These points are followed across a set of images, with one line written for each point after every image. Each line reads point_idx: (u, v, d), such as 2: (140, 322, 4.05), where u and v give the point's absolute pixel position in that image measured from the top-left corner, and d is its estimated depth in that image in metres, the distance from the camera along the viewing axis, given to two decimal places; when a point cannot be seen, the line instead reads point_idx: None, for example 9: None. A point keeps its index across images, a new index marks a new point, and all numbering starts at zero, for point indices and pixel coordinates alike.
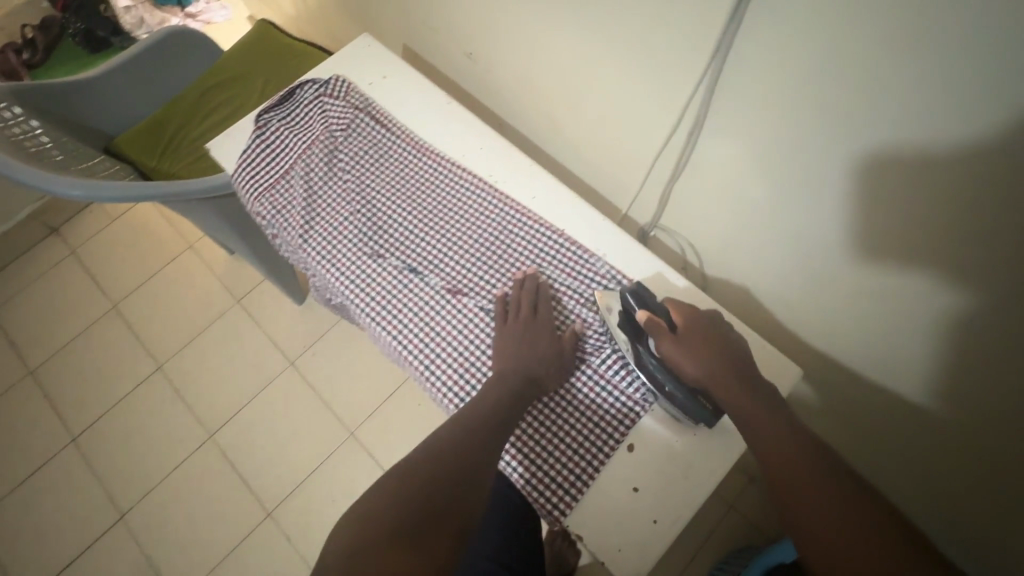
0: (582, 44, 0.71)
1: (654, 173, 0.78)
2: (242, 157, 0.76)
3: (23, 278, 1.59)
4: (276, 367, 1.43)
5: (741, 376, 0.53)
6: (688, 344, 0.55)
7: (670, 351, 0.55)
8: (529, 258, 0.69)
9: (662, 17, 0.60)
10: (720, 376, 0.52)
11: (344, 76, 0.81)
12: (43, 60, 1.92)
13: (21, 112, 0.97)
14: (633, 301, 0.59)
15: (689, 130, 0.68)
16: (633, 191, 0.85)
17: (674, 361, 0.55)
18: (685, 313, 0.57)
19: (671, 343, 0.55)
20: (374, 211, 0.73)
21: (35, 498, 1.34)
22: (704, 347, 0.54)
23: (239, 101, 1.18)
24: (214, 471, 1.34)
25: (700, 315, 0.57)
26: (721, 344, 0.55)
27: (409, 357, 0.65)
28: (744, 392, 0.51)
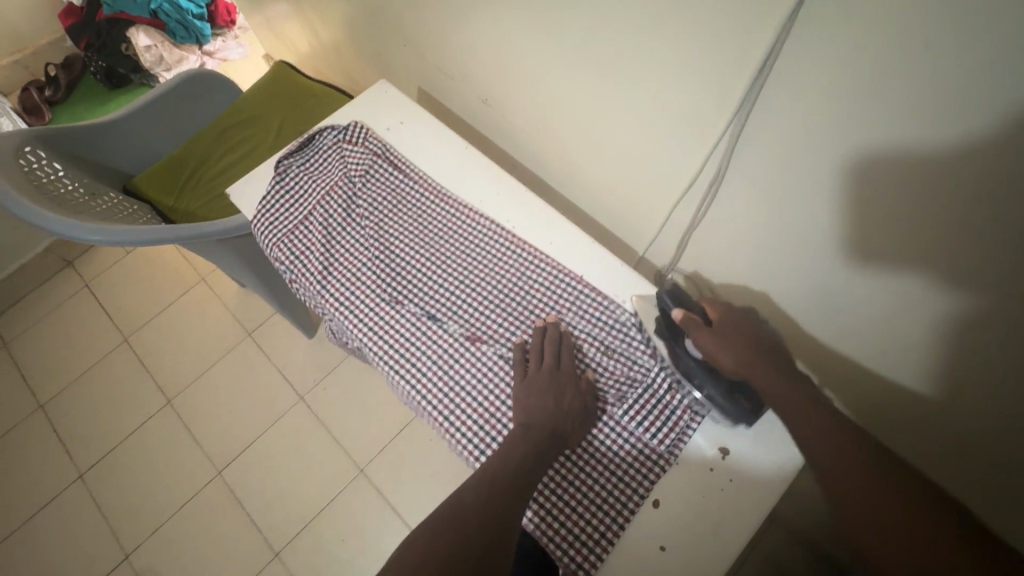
0: (599, 93, 0.73)
1: (671, 216, 0.78)
2: (262, 202, 0.77)
3: (38, 312, 1.60)
4: (285, 401, 1.43)
5: (778, 365, 0.54)
6: (725, 339, 0.56)
7: (705, 345, 0.56)
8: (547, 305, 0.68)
9: (678, 69, 0.60)
10: (754, 364, 0.54)
11: (362, 122, 0.83)
12: (64, 97, 1.99)
13: (45, 155, 0.99)
14: (669, 300, 0.61)
15: (707, 177, 0.68)
16: (649, 233, 0.85)
17: (711, 356, 0.56)
18: (722, 310, 0.59)
19: (706, 335, 0.57)
20: (390, 257, 0.73)
21: (39, 537, 1.31)
22: (738, 340, 0.56)
23: (257, 141, 1.20)
24: (222, 508, 1.32)
25: (736, 312, 0.59)
26: (757, 338, 0.56)
27: (428, 407, 0.65)
28: (781, 380, 0.53)
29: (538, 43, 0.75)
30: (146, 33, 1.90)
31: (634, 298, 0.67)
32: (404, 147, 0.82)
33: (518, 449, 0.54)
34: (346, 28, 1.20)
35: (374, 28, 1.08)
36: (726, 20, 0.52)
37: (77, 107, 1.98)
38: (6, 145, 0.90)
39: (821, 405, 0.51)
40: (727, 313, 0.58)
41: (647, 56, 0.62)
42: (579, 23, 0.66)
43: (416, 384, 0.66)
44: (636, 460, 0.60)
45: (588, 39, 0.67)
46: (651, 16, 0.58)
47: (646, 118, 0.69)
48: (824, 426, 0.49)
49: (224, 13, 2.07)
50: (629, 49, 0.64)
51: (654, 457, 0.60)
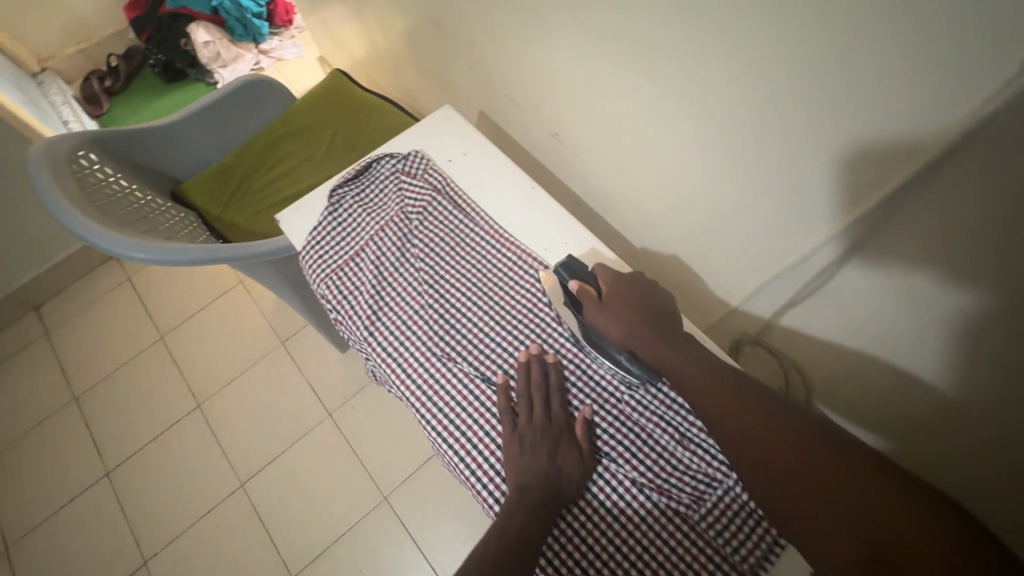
0: (690, 141, 0.65)
1: (766, 280, 0.70)
2: (312, 234, 0.72)
3: (82, 302, 1.62)
4: (313, 416, 1.39)
5: (660, 333, 0.57)
6: (614, 312, 0.58)
7: (595, 318, 0.59)
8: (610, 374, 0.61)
9: (799, 129, 0.53)
10: (639, 333, 0.57)
11: (423, 152, 0.78)
12: (123, 88, 2.03)
13: (98, 159, 0.96)
14: (566, 275, 0.63)
15: (819, 248, 0.59)
16: (733, 292, 0.77)
17: (603, 327, 0.59)
18: (613, 280, 0.61)
19: (597, 311, 0.59)
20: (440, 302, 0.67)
21: (63, 532, 1.31)
22: (625, 308, 0.58)
23: (308, 152, 1.17)
24: (243, 522, 1.29)
25: (628, 281, 0.61)
26: (642, 303, 0.59)
27: (477, 483, 0.58)
28: (663, 347, 0.56)
29: (622, 80, 0.68)
30: (205, 29, 1.90)
31: (544, 271, 0.66)
32: (469, 184, 0.76)
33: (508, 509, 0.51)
34: (407, 41, 1.15)
35: (437, 44, 1.03)
36: (870, 83, 0.44)
37: (134, 98, 2.01)
38: (61, 149, 0.88)
39: (706, 363, 0.55)
40: (616, 283, 0.60)
41: (763, 110, 0.55)
42: (679, 66, 0.59)
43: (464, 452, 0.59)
44: (667, 530, 0.53)
45: (687, 84, 0.60)
46: (773, 68, 0.50)
47: (749, 176, 0.62)
48: (766, 414, 0.49)
49: (283, 13, 2.07)
50: (738, 100, 0.56)
51: (696, 537, 0.52)
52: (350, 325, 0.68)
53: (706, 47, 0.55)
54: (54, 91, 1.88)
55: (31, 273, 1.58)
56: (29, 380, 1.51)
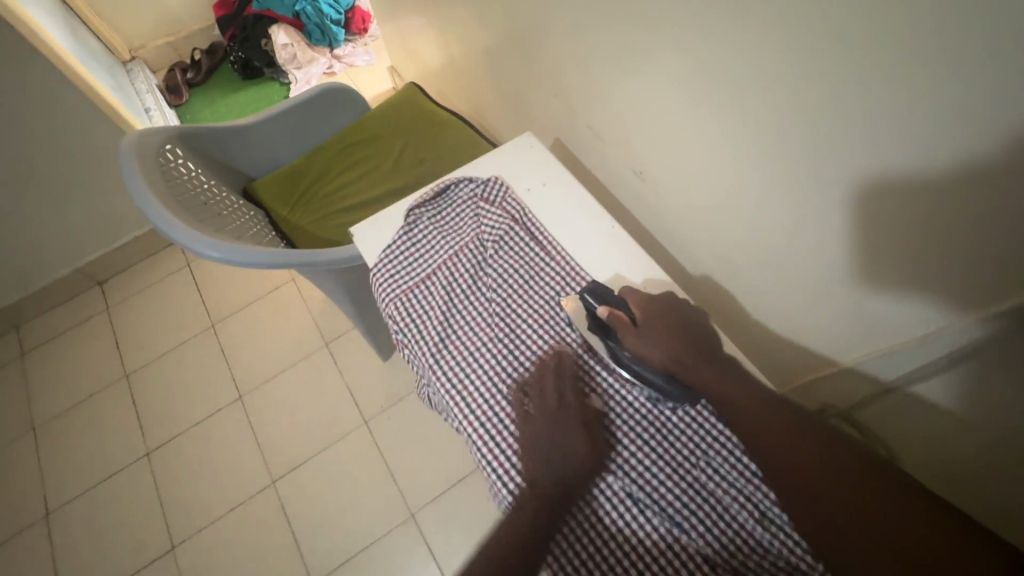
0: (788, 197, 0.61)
1: (866, 353, 0.64)
2: (386, 251, 0.72)
3: (143, 282, 1.69)
4: (349, 422, 1.39)
5: (700, 355, 0.58)
6: (652, 333, 0.59)
7: (634, 343, 0.58)
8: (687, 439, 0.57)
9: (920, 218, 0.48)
10: (680, 356, 0.57)
11: (503, 179, 0.77)
12: (203, 81, 2.12)
13: (181, 153, 0.99)
14: (593, 300, 0.62)
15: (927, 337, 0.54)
16: (824, 361, 0.71)
17: (641, 354, 0.58)
18: (644, 302, 0.62)
19: (635, 336, 0.58)
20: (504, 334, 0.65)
21: (100, 505, 1.35)
22: (662, 331, 0.59)
23: (376, 163, 1.18)
24: (269, 521, 1.29)
25: (659, 301, 0.62)
26: (676, 327, 0.59)
27: None
28: (707, 370, 0.57)
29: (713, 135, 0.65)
30: (285, 33, 1.99)
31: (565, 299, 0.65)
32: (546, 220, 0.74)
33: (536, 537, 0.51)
34: (485, 63, 1.15)
35: (519, 68, 1.02)
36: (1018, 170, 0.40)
37: (212, 91, 2.10)
38: (150, 144, 0.91)
39: (732, 382, 0.56)
40: (648, 305, 0.61)
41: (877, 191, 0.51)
42: (781, 134, 0.56)
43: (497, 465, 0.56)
44: None
45: (790, 153, 0.57)
46: (891, 150, 0.47)
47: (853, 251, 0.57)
48: (823, 451, 0.50)
49: (360, 21, 2.12)
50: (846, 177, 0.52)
51: None
52: (412, 345, 0.68)
53: (816, 121, 0.52)
54: (141, 79, 1.98)
55: (99, 250, 1.65)
56: (86, 352, 1.57)
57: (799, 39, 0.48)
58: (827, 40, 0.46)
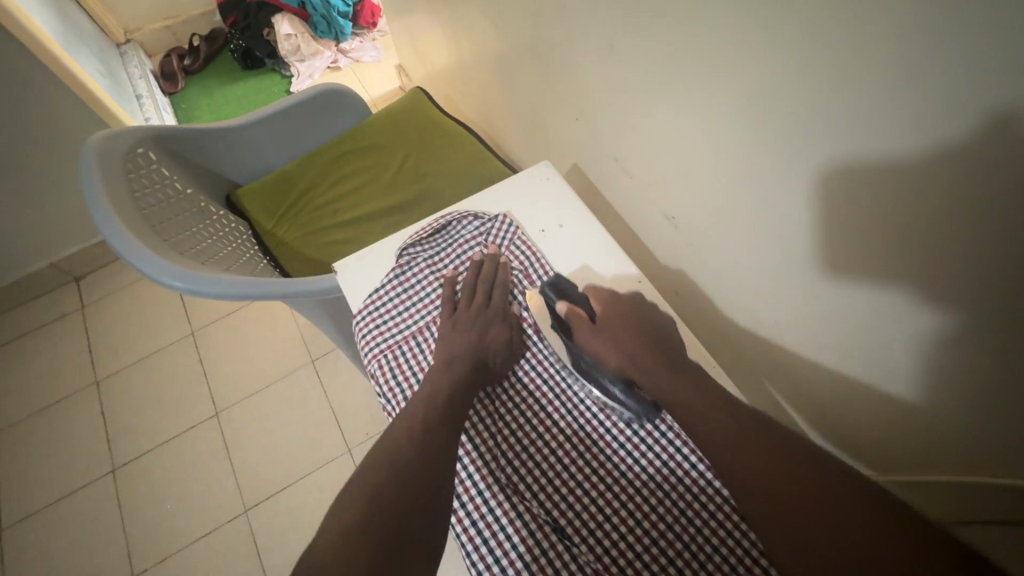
0: (858, 265, 0.51)
1: (949, 447, 0.55)
2: (372, 295, 0.62)
3: (122, 281, 1.58)
4: (331, 449, 1.29)
5: (664, 358, 0.52)
6: (608, 332, 0.55)
7: (585, 340, 0.56)
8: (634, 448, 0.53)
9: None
10: (636, 354, 0.53)
11: (512, 217, 0.68)
12: (200, 69, 2.02)
13: (155, 158, 0.89)
14: (553, 295, 0.60)
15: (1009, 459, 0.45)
16: (889, 448, 0.62)
17: (593, 350, 0.55)
18: (605, 300, 0.58)
19: (588, 333, 0.56)
20: (458, 309, 0.60)
21: (58, 526, 1.25)
22: (619, 329, 0.55)
23: (374, 174, 1.07)
24: (237, 554, 1.19)
25: (623, 301, 0.58)
26: (639, 327, 0.55)
27: None
28: (666, 370, 0.51)
29: (768, 186, 0.56)
30: (290, 23, 1.89)
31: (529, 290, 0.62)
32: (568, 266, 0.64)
33: (443, 506, 0.46)
34: (498, 72, 1.05)
35: (537, 81, 0.92)
36: None
37: (209, 80, 1.99)
38: (119, 145, 0.82)
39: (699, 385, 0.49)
40: (610, 303, 0.57)
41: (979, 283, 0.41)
42: (859, 192, 0.47)
43: (416, 411, 0.52)
44: None
45: (870, 218, 0.47)
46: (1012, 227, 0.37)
47: (945, 340, 0.48)
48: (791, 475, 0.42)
49: (369, 15, 2.01)
50: (942, 257, 0.43)
51: None
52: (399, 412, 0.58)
53: (908, 186, 0.42)
54: (134, 64, 1.88)
55: (77, 246, 1.55)
56: (56, 355, 1.47)
57: (894, 85, 0.39)
58: (938, 91, 0.37)
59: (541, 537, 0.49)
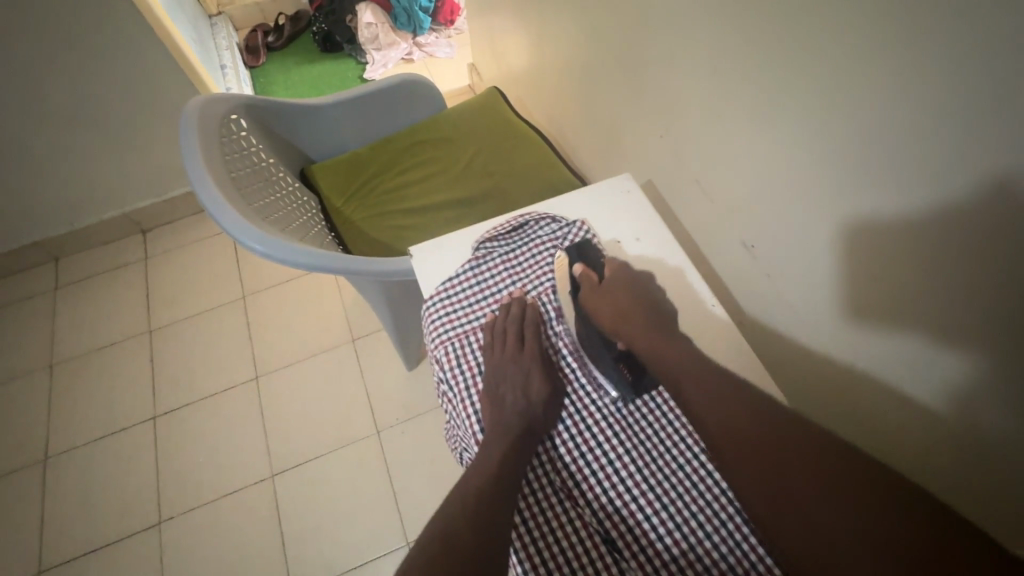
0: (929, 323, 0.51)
1: None
2: (447, 283, 0.63)
3: (185, 238, 1.66)
4: (360, 429, 1.31)
5: (659, 328, 0.56)
6: (611, 294, 0.59)
7: (588, 298, 0.60)
8: (688, 465, 0.53)
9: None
10: (630, 318, 0.57)
11: (590, 224, 0.68)
12: (282, 46, 2.10)
13: (245, 125, 0.93)
14: (573, 255, 0.64)
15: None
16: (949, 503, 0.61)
17: (592, 309, 0.60)
18: (615, 268, 0.62)
19: (592, 292, 0.60)
20: (499, 349, 0.58)
21: (97, 462, 1.31)
22: (622, 295, 0.59)
23: (442, 166, 1.09)
24: (259, 516, 1.23)
25: (631, 274, 0.61)
26: (641, 298, 0.59)
27: None
28: (655, 338, 0.55)
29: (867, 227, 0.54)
30: (372, 12, 1.95)
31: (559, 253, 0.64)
32: None
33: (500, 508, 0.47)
34: (579, 82, 1.06)
35: (620, 95, 0.92)
36: None
37: (289, 59, 2.07)
38: (216, 110, 0.86)
39: (739, 405, 0.49)
40: (619, 273, 0.61)
41: None
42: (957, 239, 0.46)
43: (469, 469, 0.51)
44: None
45: (989, 278, 0.46)
46: None
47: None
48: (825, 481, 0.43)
49: (449, 12, 2.06)
50: None
51: None
52: (460, 399, 0.59)
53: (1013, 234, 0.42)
54: (223, 35, 1.97)
55: (150, 199, 1.63)
56: (117, 298, 1.55)
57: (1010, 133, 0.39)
58: None
59: (591, 547, 0.49)
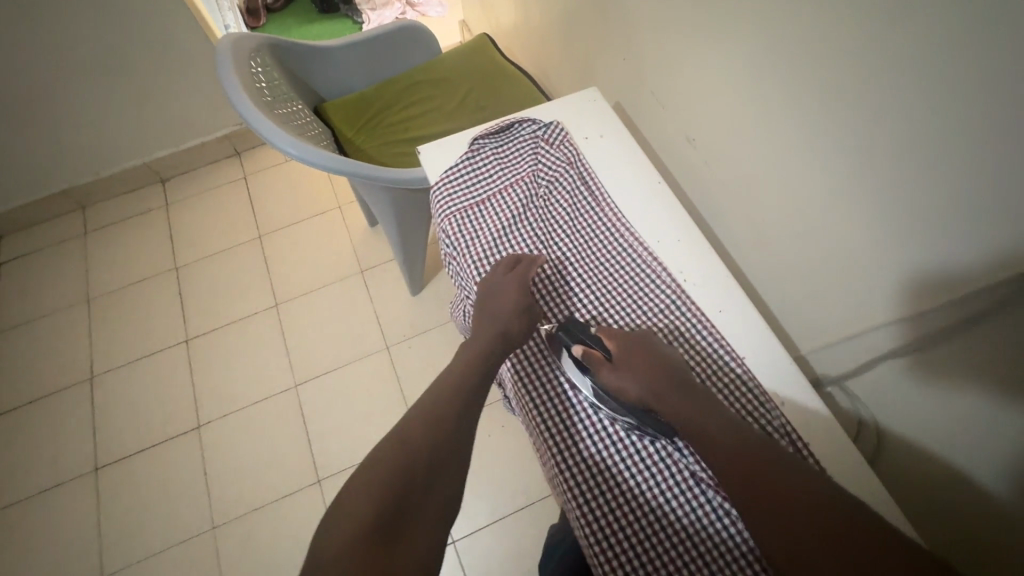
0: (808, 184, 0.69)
1: None
2: (448, 171, 0.80)
3: (200, 186, 1.79)
4: (373, 344, 1.49)
5: (680, 388, 0.58)
6: (625, 368, 0.60)
7: (609, 378, 0.60)
8: (639, 291, 0.71)
9: (976, 239, 0.50)
10: (655, 387, 0.58)
11: (563, 124, 0.84)
12: (281, 8, 2.19)
13: (267, 62, 1.08)
14: (567, 339, 0.64)
15: (903, 321, 0.61)
16: None
17: (617, 388, 0.60)
18: (614, 337, 0.64)
19: (608, 370, 0.60)
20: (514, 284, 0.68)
21: (139, 379, 1.48)
22: (636, 363, 0.60)
23: (440, 102, 1.24)
24: (287, 419, 1.40)
25: (629, 338, 0.63)
26: (652, 359, 0.61)
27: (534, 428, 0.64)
28: (680, 403, 0.56)
29: (767, 104, 0.70)
30: None
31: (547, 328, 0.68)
32: (601, 168, 0.82)
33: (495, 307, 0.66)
34: (559, 23, 1.19)
35: (594, 30, 1.06)
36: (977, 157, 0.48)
37: (288, 20, 2.17)
38: (244, 44, 1.00)
39: (731, 428, 0.54)
40: (619, 340, 0.63)
41: None
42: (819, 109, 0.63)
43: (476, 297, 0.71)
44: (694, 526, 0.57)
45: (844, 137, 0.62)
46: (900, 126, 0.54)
47: (882, 250, 0.61)
48: (718, 419, 0.55)
49: None
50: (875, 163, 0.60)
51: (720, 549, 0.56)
52: (461, 255, 0.76)
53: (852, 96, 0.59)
54: None
55: (168, 149, 1.76)
56: (143, 240, 1.70)
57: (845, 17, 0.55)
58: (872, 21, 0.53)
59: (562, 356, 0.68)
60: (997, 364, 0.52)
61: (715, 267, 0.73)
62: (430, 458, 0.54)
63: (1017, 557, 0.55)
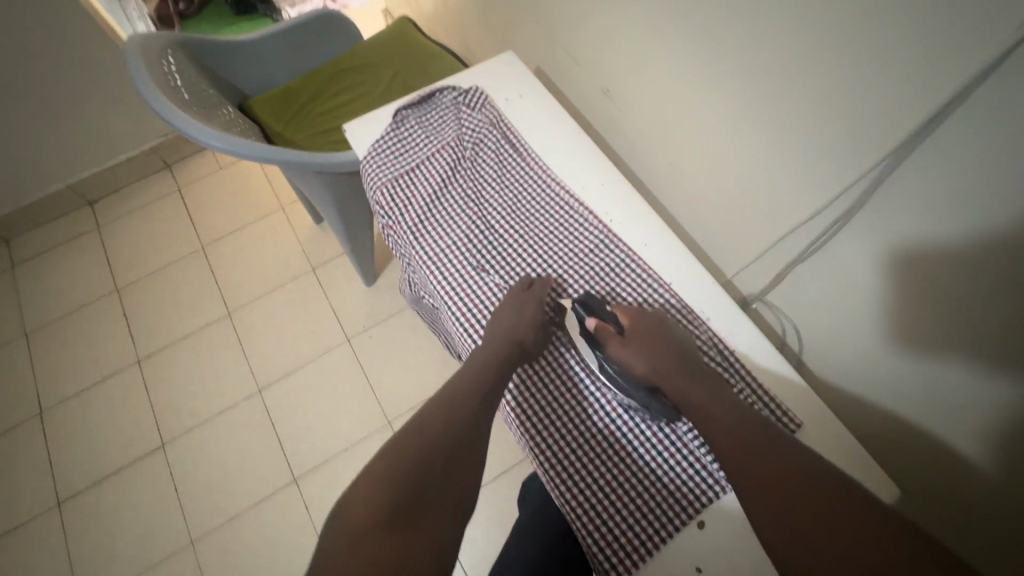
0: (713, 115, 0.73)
1: None
2: (376, 145, 0.82)
3: (132, 204, 1.73)
4: (333, 339, 1.48)
5: (691, 370, 0.59)
6: (635, 345, 0.61)
7: (618, 352, 0.62)
8: (571, 237, 0.74)
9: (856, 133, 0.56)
10: (661, 367, 0.60)
11: (482, 89, 0.87)
12: (196, 13, 2.12)
13: (180, 59, 1.05)
14: (583, 312, 0.66)
15: (807, 227, 0.67)
16: None
17: (625, 363, 0.62)
18: (631, 316, 0.65)
19: (619, 346, 0.62)
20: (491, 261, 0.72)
21: (92, 407, 1.43)
22: (647, 343, 0.61)
23: (367, 88, 1.24)
24: (254, 425, 1.39)
25: (647, 318, 0.64)
26: (664, 340, 0.62)
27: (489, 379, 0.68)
28: (690, 380, 0.58)
29: (669, 45, 0.74)
30: None
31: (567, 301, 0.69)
32: (522, 125, 0.85)
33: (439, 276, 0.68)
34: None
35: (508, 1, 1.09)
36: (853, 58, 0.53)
37: (204, 25, 2.10)
38: (152, 43, 0.98)
39: (731, 402, 0.56)
40: (635, 320, 0.64)
41: None
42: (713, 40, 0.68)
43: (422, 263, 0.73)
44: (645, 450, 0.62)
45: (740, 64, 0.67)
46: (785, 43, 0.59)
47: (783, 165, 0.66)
48: (724, 398, 0.56)
49: None
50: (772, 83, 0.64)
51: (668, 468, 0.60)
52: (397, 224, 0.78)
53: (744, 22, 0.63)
54: None
55: (91, 169, 1.69)
56: (77, 266, 1.63)
57: None
58: None
59: None
60: (888, 246, 0.58)
61: (638, 204, 0.77)
62: (420, 437, 0.57)
63: (926, 424, 0.62)
